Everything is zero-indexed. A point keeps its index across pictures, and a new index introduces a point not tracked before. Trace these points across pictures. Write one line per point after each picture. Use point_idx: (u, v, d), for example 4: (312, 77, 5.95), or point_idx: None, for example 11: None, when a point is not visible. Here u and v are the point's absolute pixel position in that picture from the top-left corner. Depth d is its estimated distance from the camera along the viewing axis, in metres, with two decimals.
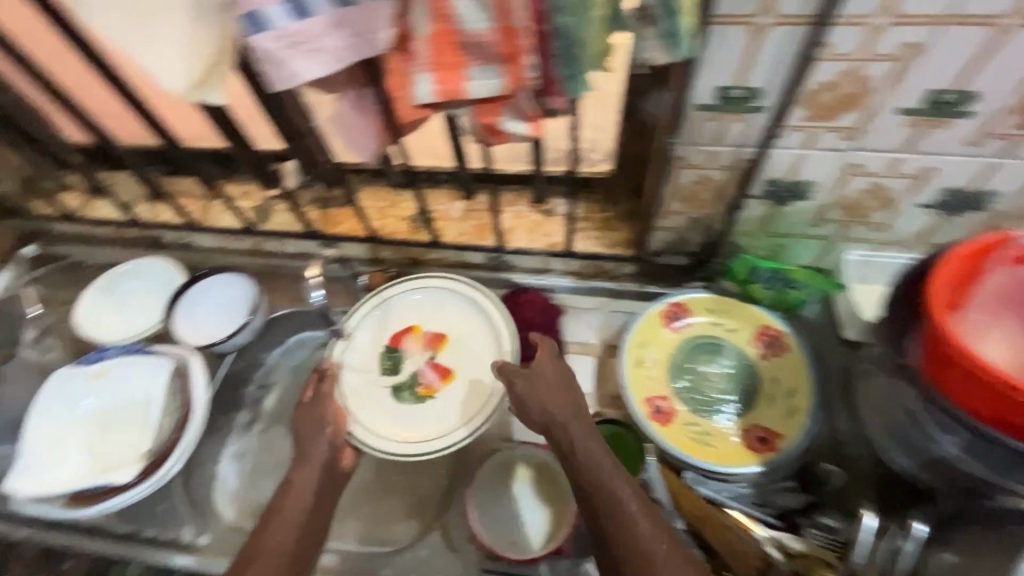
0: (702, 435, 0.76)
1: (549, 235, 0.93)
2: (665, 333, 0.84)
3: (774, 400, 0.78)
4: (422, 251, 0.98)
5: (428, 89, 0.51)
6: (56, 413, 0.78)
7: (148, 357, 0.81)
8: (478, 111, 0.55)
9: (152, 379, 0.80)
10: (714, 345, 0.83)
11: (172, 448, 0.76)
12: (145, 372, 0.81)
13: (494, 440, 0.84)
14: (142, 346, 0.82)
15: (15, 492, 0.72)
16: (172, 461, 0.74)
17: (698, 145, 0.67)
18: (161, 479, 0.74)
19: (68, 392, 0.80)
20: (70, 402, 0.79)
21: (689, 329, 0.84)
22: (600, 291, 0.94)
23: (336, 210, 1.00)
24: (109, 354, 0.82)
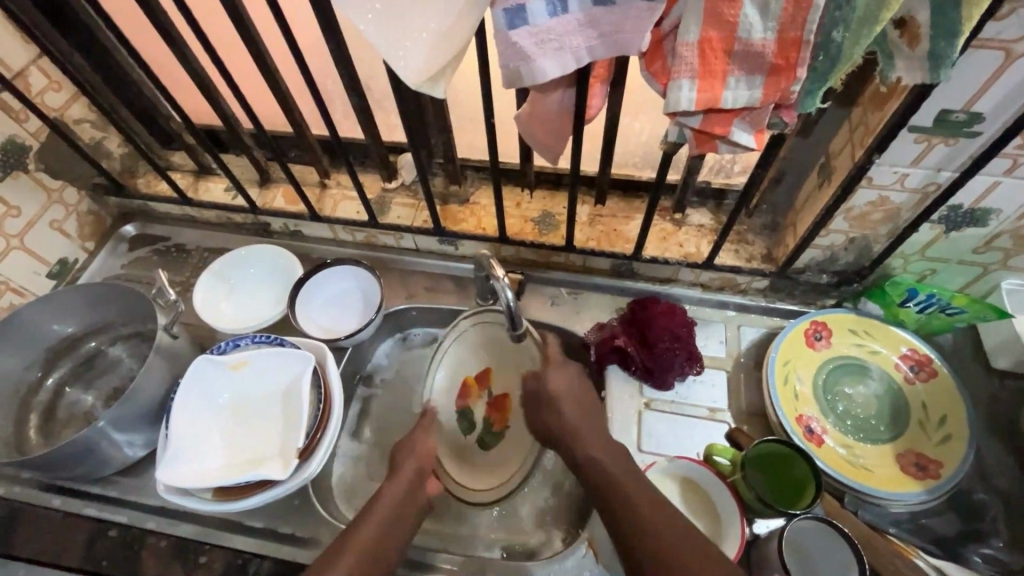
0: (856, 458, 0.76)
1: (682, 245, 0.91)
2: (809, 353, 0.83)
3: (925, 424, 0.77)
4: (545, 254, 0.96)
5: (688, 97, 0.49)
6: (194, 403, 0.77)
7: (281, 347, 0.79)
8: (708, 122, 0.54)
9: (288, 371, 0.79)
10: (858, 366, 0.82)
11: (317, 442, 0.74)
12: (280, 364, 0.79)
13: (629, 452, 0.83)
14: (274, 336, 0.80)
15: (162, 485, 0.70)
16: (322, 455, 0.73)
17: (891, 166, 0.66)
18: (311, 474, 0.72)
19: (203, 382, 0.78)
20: (206, 393, 0.78)
21: (831, 349, 0.83)
22: (728, 304, 0.93)
23: (456, 207, 0.98)
24: (242, 344, 0.80)
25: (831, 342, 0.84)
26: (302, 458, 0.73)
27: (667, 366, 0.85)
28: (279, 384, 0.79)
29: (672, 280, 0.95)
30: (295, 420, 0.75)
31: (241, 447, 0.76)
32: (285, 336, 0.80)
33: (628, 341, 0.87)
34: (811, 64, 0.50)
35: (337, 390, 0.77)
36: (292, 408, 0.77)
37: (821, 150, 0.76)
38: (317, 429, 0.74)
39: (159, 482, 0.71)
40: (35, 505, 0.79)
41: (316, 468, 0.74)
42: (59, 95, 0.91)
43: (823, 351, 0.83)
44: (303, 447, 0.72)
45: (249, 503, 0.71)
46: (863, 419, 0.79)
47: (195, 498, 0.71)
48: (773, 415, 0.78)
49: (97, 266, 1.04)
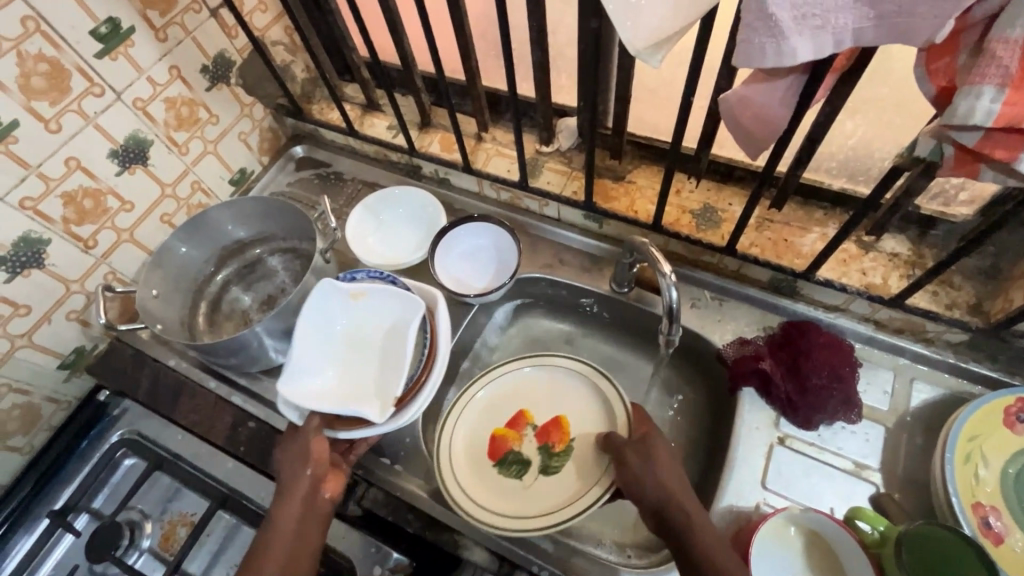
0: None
1: (866, 273, 0.79)
2: (1006, 436, 0.69)
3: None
4: (697, 251, 0.88)
5: (987, 108, 0.39)
6: (310, 328, 0.81)
7: (392, 286, 0.81)
8: (994, 143, 0.43)
9: (397, 314, 0.81)
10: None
11: (417, 390, 0.75)
12: (392, 305, 0.81)
13: (750, 484, 0.75)
14: (389, 274, 0.83)
15: (281, 396, 0.76)
16: (417, 404, 0.74)
17: None
18: (405, 420, 0.73)
19: (325, 308, 0.82)
20: (322, 321, 0.82)
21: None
22: (904, 351, 0.80)
23: (610, 182, 0.92)
24: (359, 277, 0.83)
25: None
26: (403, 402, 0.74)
27: (816, 407, 0.75)
28: (389, 324, 0.81)
29: (841, 309, 0.83)
30: (400, 363, 0.76)
31: (348, 379, 0.80)
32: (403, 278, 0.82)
33: (774, 366, 0.79)
34: None
35: (443, 342, 0.78)
36: (399, 349, 0.78)
37: None
38: (418, 377, 0.75)
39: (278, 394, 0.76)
40: (194, 381, 0.90)
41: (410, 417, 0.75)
42: (265, 16, 0.97)
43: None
44: (402, 395, 0.73)
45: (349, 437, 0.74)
46: None
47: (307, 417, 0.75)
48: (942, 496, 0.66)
49: (267, 180, 1.13)
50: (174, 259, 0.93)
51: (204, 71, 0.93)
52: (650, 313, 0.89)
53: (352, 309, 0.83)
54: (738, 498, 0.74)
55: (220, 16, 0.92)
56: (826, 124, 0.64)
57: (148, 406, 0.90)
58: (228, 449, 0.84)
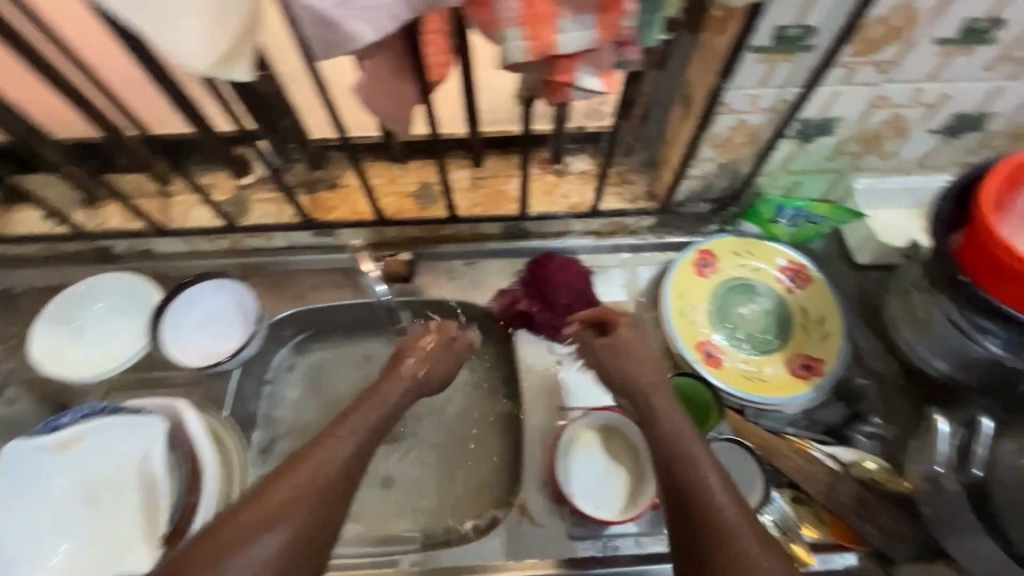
0: (753, 372, 0.81)
1: (568, 196, 0.90)
2: (699, 282, 0.86)
3: (808, 323, 0.83)
4: (432, 229, 0.91)
5: (520, 46, 0.45)
6: (22, 507, 0.65)
7: (117, 415, 0.68)
8: (551, 71, 0.50)
9: (134, 443, 0.68)
10: (745, 286, 0.86)
11: (191, 513, 0.65)
12: (125, 436, 0.68)
13: (548, 411, 0.82)
14: (107, 404, 0.69)
15: None
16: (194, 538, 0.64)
17: (743, 89, 0.66)
18: None
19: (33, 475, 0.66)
20: (30, 489, 0.66)
21: (718, 273, 0.87)
22: (622, 247, 0.93)
23: (326, 193, 0.90)
24: (64, 422, 0.67)
25: (719, 268, 0.87)
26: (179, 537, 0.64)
27: (572, 322, 0.84)
28: (125, 460, 0.68)
29: (565, 232, 0.93)
30: (157, 498, 0.66)
31: (98, 540, 0.66)
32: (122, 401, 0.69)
33: (531, 303, 0.86)
34: None
35: (202, 449, 0.68)
36: (150, 483, 0.67)
37: (678, 82, 0.75)
38: (187, 499, 0.66)
39: None
40: None
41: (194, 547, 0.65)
42: None
43: (713, 274, 0.87)
44: (171, 529, 0.64)
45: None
46: (755, 332, 0.84)
47: None
48: (673, 349, 0.81)
49: None
50: None
51: None
52: (416, 300, 0.90)
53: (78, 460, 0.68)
54: (543, 427, 0.81)
55: None
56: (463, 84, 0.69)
57: None
58: None
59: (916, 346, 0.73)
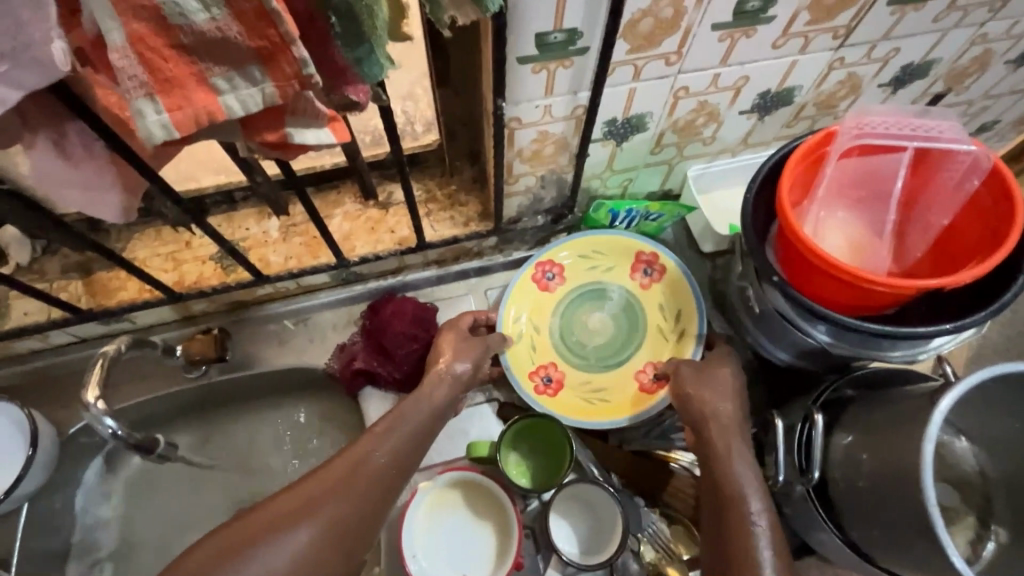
0: (602, 395, 0.76)
1: (395, 229, 0.81)
2: (545, 300, 0.80)
3: (662, 327, 0.78)
4: (246, 292, 0.79)
5: (166, 119, 0.35)
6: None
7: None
8: (250, 128, 0.41)
9: None
10: (594, 297, 0.81)
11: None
12: None
13: (406, 474, 0.75)
14: None
15: None
16: None
17: (529, 101, 0.59)
18: None
19: None
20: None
21: (562, 286, 0.81)
22: (467, 273, 0.86)
23: (107, 273, 0.76)
24: None
25: (562, 281, 0.81)
26: None
27: (416, 371, 0.76)
28: None
29: (403, 268, 0.84)
30: None
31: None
32: None
33: (368, 358, 0.77)
34: (331, 30, 0.37)
35: None
36: None
37: (474, 95, 0.67)
38: None
39: None
40: None
41: None
42: None
43: (556, 287, 0.80)
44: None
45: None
46: (608, 343, 0.79)
47: None
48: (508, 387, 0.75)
49: None
50: None
51: None
52: (242, 377, 0.79)
53: None
54: (401, 494, 0.74)
55: None
56: None
57: None
58: None
59: (761, 338, 0.71)
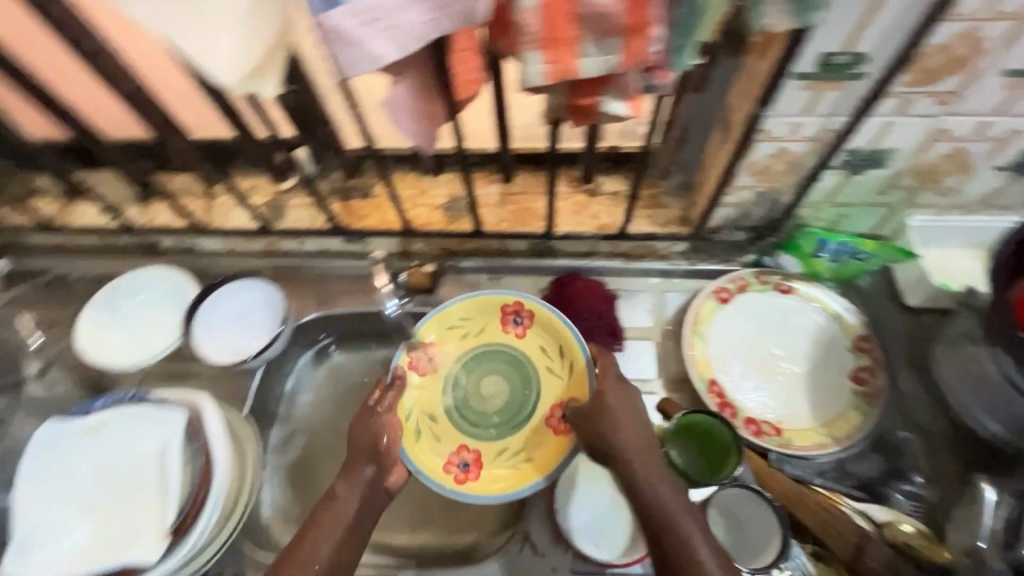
0: (509, 458, 0.78)
1: (598, 216, 0.88)
2: (428, 386, 0.82)
3: (554, 369, 0.81)
4: (458, 242, 0.91)
5: (539, 70, 0.44)
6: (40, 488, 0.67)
7: (142, 405, 0.71)
8: (574, 91, 0.48)
9: (147, 437, 0.69)
10: (516, 357, 0.83)
11: (199, 505, 0.66)
12: (141, 429, 0.69)
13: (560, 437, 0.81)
14: (136, 393, 0.73)
15: None
16: (200, 534, 0.65)
17: (785, 116, 0.63)
18: (190, 550, 0.65)
19: (60, 456, 0.68)
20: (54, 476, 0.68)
21: (441, 369, 0.83)
22: (650, 272, 0.90)
23: (359, 201, 0.92)
24: (98, 406, 0.71)
25: (527, 331, 0.83)
26: (182, 528, 0.65)
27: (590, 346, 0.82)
28: (135, 454, 0.69)
29: (593, 253, 0.91)
30: (167, 490, 0.67)
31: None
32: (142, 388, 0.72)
33: None
34: (670, 17, 0.46)
35: (217, 443, 0.69)
36: (161, 476, 0.67)
37: (717, 106, 0.72)
38: (197, 491, 0.67)
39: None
40: None
41: (199, 540, 0.66)
42: None
43: (509, 335, 0.83)
44: (178, 524, 0.65)
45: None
46: (784, 371, 0.80)
47: None
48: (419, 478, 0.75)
49: None
50: None
51: None
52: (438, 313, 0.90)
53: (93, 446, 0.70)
54: None
55: None
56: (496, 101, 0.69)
57: None
58: None
59: (966, 403, 0.69)
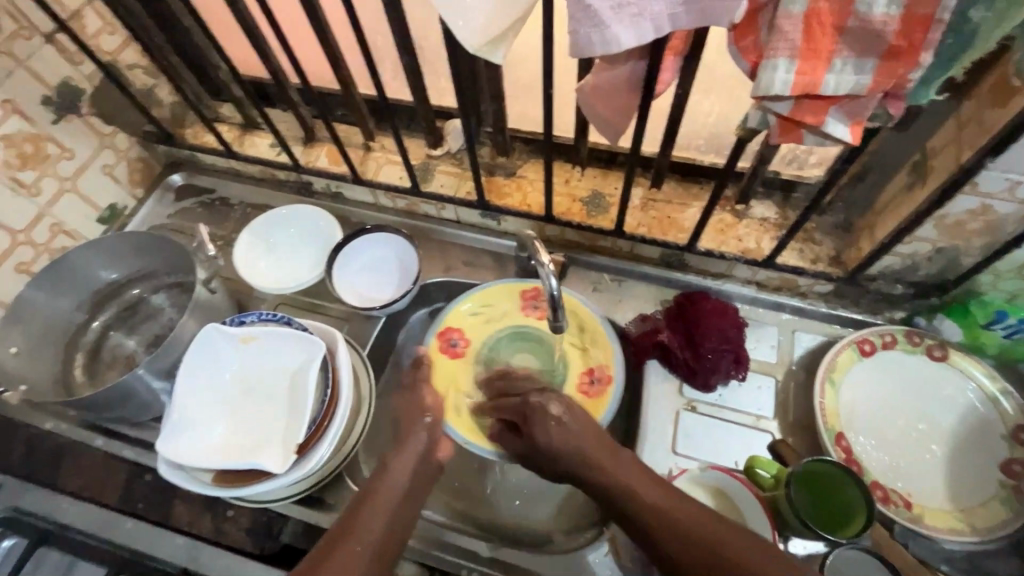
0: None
1: (743, 239, 0.85)
2: (455, 365, 0.86)
3: (574, 342, 0.85)
4: (591, 237, 0.91)
5: (785, 79, 0.43)
6: (194, 380, 0.75)
7: (287, 327, 0.76)
8: (799, 109, 0.47)
9: (289, 357, 0.76)
10: (524, 334, 0.88)
11: (323, 430, 0.71)
12: (283, 349, 0.76)
13: (662, 452, 0.79)
14: (282, 315, 0.78)
15: (163, 458, 0.70)
16: (318, 459, 0.70)
17: (1006, 171, 0.58)
18: (309, 469, 0.70)
19: (210, 355, 0.76)
20: (209, 374, 0.76)
21: (470, 350, 0.87)
22: (784, 307, 0.86)
23: (502, 179, 0.93)
24: (249, 319, 0.77)
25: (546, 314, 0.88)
26: (304, 447, 0.70)
27: (711, 369, 0.80)
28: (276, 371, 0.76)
29: (725, 275, 0.88)
30: (299, 411, 0.72)
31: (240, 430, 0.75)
32: (285, 315, 0.77)
33: (672, 337, 0.83)
34: (935, 48, 0.43)
35: (344, 377, 0.73)
36: (296, 397, 0.74)
37: (916, 148, 0.67)
38: (321, 419, 0.71)
39: (159, 457, 0.70)
40: (78, 442, 0.84)
41: (316, 463, 0.71)
42: (114, 39, 0.91)
43: (530, 317, 0.88)
44: (303, 442, 0.69)
45: (244, 492, 0.69)
46: (920, 442, 0.74)
47: (196, 481, 0.70)
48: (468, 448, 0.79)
49: (145, 214, 1.05)
50: (36, 313, 0.85)
51: (47, 103, 0.86)
52: None
53: (241, 357, 0.78)
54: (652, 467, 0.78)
55: (58, 42, 0.84)
56: (681, 105, 0.68)
57: (24, 477, 0.82)
58: (122, 510, 0.78)
59: None
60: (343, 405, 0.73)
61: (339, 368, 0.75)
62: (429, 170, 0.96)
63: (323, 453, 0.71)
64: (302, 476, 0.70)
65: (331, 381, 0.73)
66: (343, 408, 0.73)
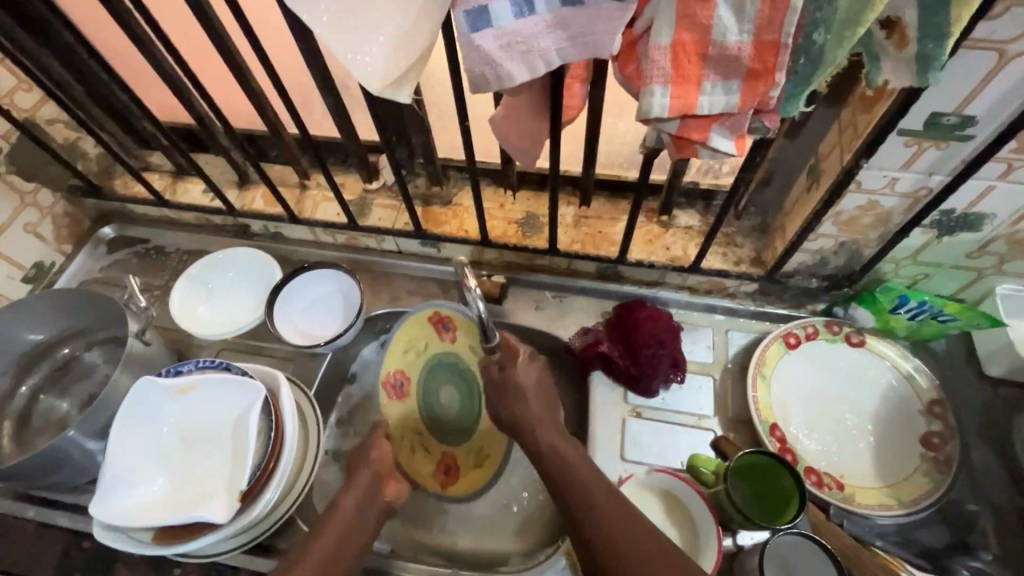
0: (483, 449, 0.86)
1: (670, 247, 0.89)
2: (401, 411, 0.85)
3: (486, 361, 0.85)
4: (528, 257, 0.94)
5: (662, 103, 0.47)
6: (131, 434, 0.73)
7: (226, 373, 0.74)
8: (685, 128, 0.50)
9: (230, 402, 0.75)
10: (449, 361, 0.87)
11: (268, 474, 0.70)
12: (223, 395, 0.75)
13: (612, 460, 0.81)
14: (220, 360, 0.76)
15: (97, 520, 0.67)
16: (264, 504, 0.69)
17: (882, 170, 0.64)
18: (255, 516, 0.69)
19: (145, 408, 0.74)
20: (146, 428, 0.74)
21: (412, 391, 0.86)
22: (716, 308, 0.90)
23: (439, 208, 0.95)
24: (185, 368, 0.76)
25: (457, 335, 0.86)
26: (248, 494, 0.69)
27: (651, 374, 0.83)
28: (218, 418, 0.75)
29: (659, 283, 0.92)
30: (242, 456, 0.71)
31: (182, 483, 0.73)
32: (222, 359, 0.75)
33: (613, 347, 0.86)
34: (791, 67, 0.48)
35: (288, 418, 0.73)
36: (239, 443, 0.72)
37: (809, 153, 0.73)
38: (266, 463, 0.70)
39: (94, 519, 0.68)
40: (8, 514, 0.79)
41: (262, 508, 0.70)
42: (30, 95, 0.89)
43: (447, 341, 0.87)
44: (247, 489, 0.68)
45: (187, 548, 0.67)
46: (847, 425, 0.79)
47: (134, 541, 0.68)
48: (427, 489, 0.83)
49: (75, 269, 1.02)
50: None
51: None
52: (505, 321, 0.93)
53: (179, 407, 0.76)
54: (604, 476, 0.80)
55: None
56: (594, 128, 0.72)
57: None
58: None
59: None
60: (288, 446, 0.72)
61: (282, 409, 0.74)
62: (366, 203, 0.97)
63: (270, 497, 0.70)
64: (250, 524, 0.69)
65: (274, 424, 0.72)
66: (288, 449, 0.72)
